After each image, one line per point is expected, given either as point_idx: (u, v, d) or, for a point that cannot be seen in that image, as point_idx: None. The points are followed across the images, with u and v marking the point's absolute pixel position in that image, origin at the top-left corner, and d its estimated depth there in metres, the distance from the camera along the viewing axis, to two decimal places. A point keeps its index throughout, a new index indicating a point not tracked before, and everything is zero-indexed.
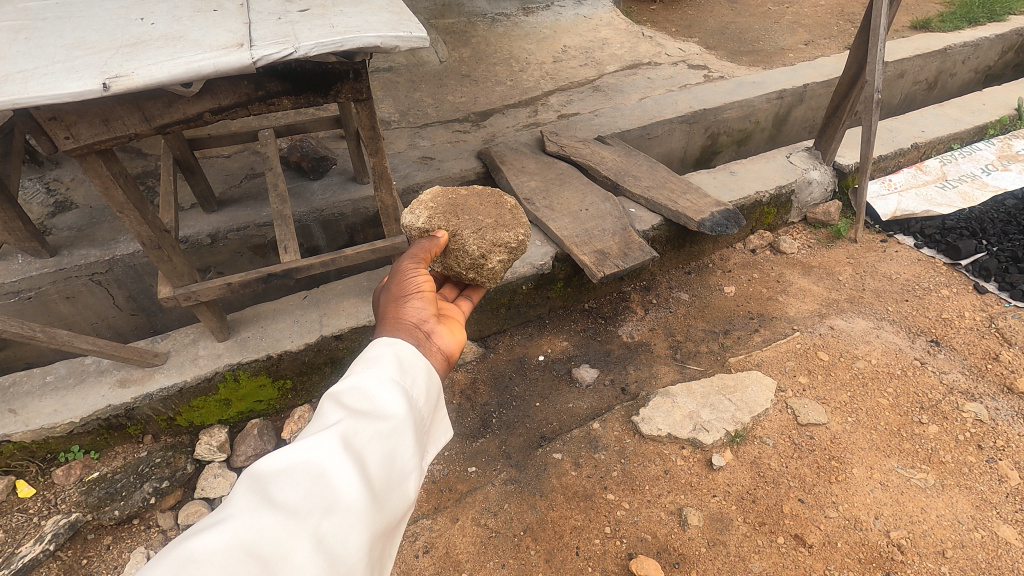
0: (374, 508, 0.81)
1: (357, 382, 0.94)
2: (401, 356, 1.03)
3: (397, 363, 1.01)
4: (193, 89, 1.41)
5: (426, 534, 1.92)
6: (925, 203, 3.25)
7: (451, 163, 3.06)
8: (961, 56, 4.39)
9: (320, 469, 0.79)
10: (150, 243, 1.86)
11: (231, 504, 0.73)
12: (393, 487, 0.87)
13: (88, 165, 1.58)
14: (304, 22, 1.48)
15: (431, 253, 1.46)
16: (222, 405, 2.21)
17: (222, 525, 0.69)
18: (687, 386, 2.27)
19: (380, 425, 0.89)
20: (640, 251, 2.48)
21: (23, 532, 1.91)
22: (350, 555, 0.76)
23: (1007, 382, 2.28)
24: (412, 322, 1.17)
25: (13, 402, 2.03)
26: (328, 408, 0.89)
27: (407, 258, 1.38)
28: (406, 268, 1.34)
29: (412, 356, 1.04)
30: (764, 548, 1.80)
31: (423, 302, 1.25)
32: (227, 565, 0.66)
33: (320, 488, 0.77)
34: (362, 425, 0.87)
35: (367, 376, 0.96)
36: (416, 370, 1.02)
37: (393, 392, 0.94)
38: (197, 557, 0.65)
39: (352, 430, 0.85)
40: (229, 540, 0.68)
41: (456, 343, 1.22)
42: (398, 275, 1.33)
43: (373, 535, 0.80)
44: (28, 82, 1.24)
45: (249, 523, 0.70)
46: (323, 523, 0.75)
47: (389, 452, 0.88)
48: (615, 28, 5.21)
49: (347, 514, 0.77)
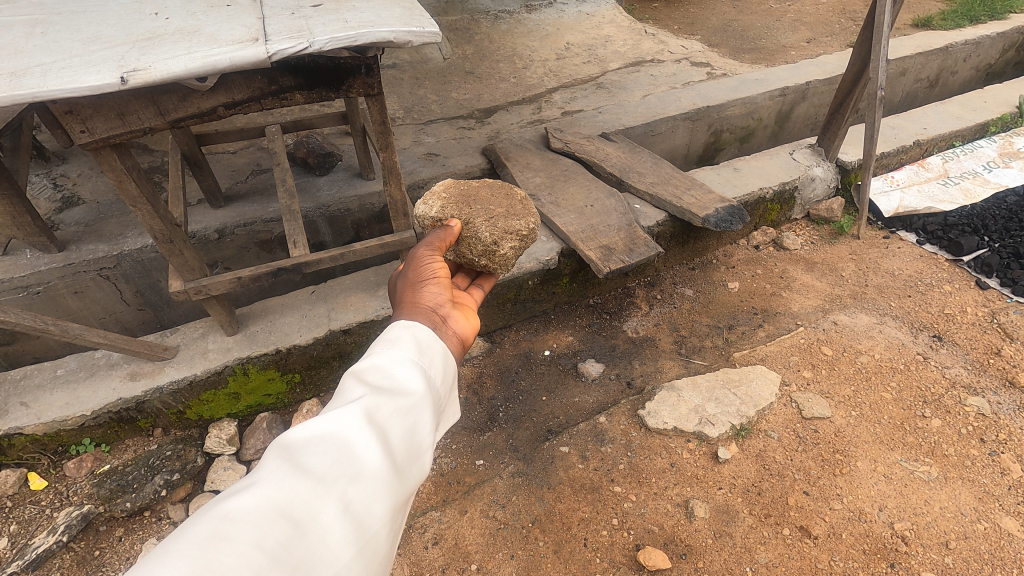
0: (396, 479, 0.83)
1: (376, 361, 0.96)
2: (419, 338, 1.04)
3: (416, 345, 1.02)
4: (208, 84, 1.40)
5: (435, 526, 1.94)
6: (927, 199, 3.29)
7: (457, 159, 3.08)
8: (963, 53, 4.40)
9: (344, 440, 0.80)
10: (162, 237, 1.87)
11: (260, 471, 0.75)
12: (413, 461, 0.89)
13: (102, 159, 1.59)
14: (318, 16, 1.49)
15: (446, 243, 1.47)
16: (231, 399, 2.23)
17: (255, 488, 0.72)
18: (692, 380, 2.30)
19: (401, 401, 0.90)
20: (645, 247, 2.50)
21: (36, 524, 1.94)
22: (374, 521, 0.78)
23: (1010, 376, 2.30)
24: (429, 305, 1.19)
25: (24, 396, 2.04)
26: (349, 384, 0.91)
27: (422, 247, 1.40)
28: (422, 255, 1.36)
29: (430, 339, 1.06)
30: (770, 539, 1.82)
31: (439, 288, 1.26)
32: (262, 525, 0.69)
33: (346, 458, 0.79)
34: (384, 401, 0.89)
35: (387, 357, 0.97)
36: (433, 352, 1.04)
37: (412, 371, 0.96)
38: (235, 516, 0.68)
39: (375, 404, 0.87)
40: (263, 502, 0.70)
41: (470, 327, 1.23)
42: (414, 262, 1.35)
43: (395, 504, 0.82)
44: (46, 76, 1.25)
45: (281, 486, 0.73)
46: (349, 490, 0.77)
47: (410, 427, 0.90)
48: (619, 25, 5.23)
49: (372, 482, 0.80)
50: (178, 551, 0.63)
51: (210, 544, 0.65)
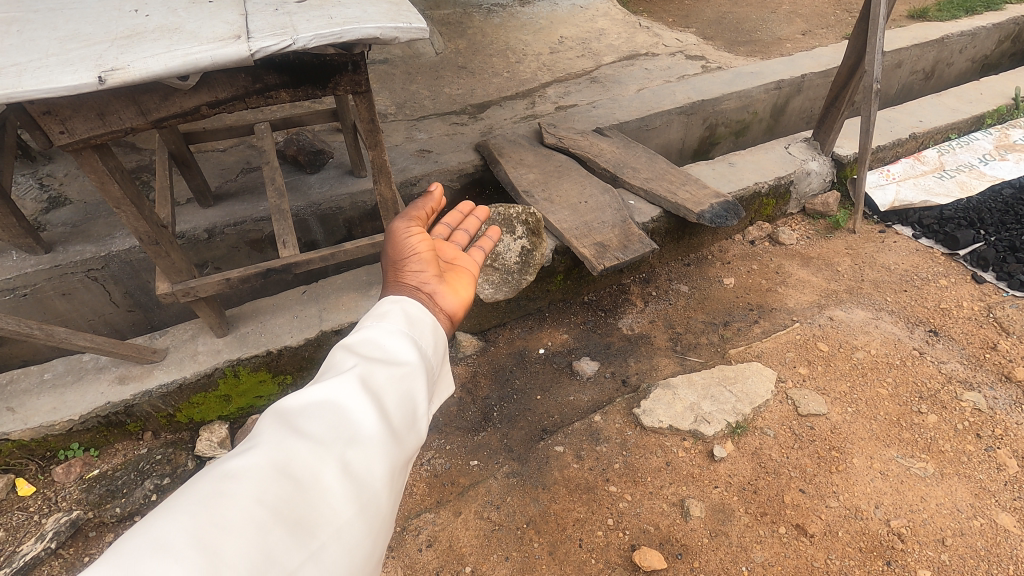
0: (394, 442, 0.82)
1: (367, 333, 0.95)
2: (409, 311, 1.03)
3: (406, 317, 1.01)
4: (189, 82, 1.39)
5: (429, 528, 1.92)
6: (923, 193, 3.26)
7: (450, 156, 3.04)
8: (958, 45, 4.38)
9: (338, 405, 0.80)
10: (148, 239, 1.84)
11: (256, 437, 0.75)
12: (412, 426, 0.88)
13: (84, 160, 1.56)
14: (303, 12, 1.45)
15: (427, 211, 1.36)
16: (221, 402, 2.19)
17: (251, 452, 0.72)
18: (687, 377, 2.28)
19: (394, 369, 0.90)
20: (639, 243, 2.47)
21: (24, 531, 1.91)
22: (375, 482, 0.77)
23: (1005, 370, 2.29)
24: (411, 286, 1.16)
25: (11, 401, 2.01)
26: (341, 355, 0.90)
27: (400, 221, 1.30)
28: (400, 231, 1.27)
29: (418, 312, 1.04)
30: (765, 538, 1.81)
31: (421, 266, 1.21)
32: (260, 486, 0.68)
33: (341, 423, 0.78)
34: (377, 368, 0.88)
35: (378, 328, 0.96)
36: (424, 323, 1.02)
37: (403, 341, 0.95)
38: (233, 478, 0.68)
39: (368, 372, 0.86)
40: (259, 464, 0.70)
41: (459, 302, 1.21)
42: (393, 238, 1.26)
43: (394, 466, 0.81)
44: (22, 75, 1.22)
45: (277, 449, 0.73)
46: (347, 452, 0.76)
47: (406, 392, 0.89)
48: (613, 18, 5.18)
49: (370, 444, 0.79)
50: (176, 514, 0.63)
51: (210, 505, 0.65)
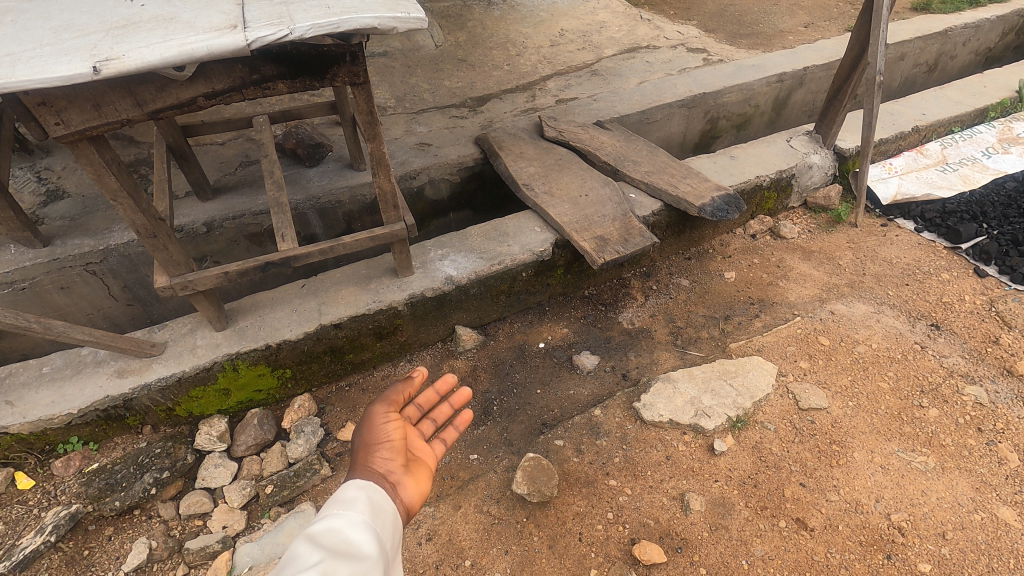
0: None
1: (331, 524, 0.92)
2: (373, 499, 1.01)
3: (371, 508, 0.99)
4: (185, 73, 1.37)
5: (429, 521, 1.92)
6: (925, 186, 3.24)
7: (449, 149, 3.02)
8: (962, 37, 4.34)
9: None
10: (146, 232, 1.83)
11: None
12: None
13: (80, 152, 1.54)
14: (300, 2, 1.44)
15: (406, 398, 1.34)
16: (221, 395, 2.20)
17: None
18: (688, 371, 2.27)
19: (356, 565, 0.87)
20: (640, 237, 2.46)
21: (23, 524, 1.90)
22: None
23: (1007, 364, 2.28)
24: (378, 472, 1.12)
25: (10, 394, 2.01)
26: (300, 549, 0.87)
27: (378, 406, 1.28)
28: (376, 419, 1.25)
29: (382, 504, 1.02)
30: (765, 532, 1.80)
31: (390, 454, 1.18)
32: None
33: None
34: (339, 565, 0.85)
35: (341, 518, 0.94)
36: (386, 516, 1.01)
37: (366, 535, 0.93)
38: None
39: (330, 568, 0.84)
40: None
41: (421, 494, 1.14)
42: (367, 424, 1.25)
43: None
44: (16, 65, 1.20)
45: None
46: None
47: None
48: (614, 10, 5.15)
49: None
50: None
51: None
